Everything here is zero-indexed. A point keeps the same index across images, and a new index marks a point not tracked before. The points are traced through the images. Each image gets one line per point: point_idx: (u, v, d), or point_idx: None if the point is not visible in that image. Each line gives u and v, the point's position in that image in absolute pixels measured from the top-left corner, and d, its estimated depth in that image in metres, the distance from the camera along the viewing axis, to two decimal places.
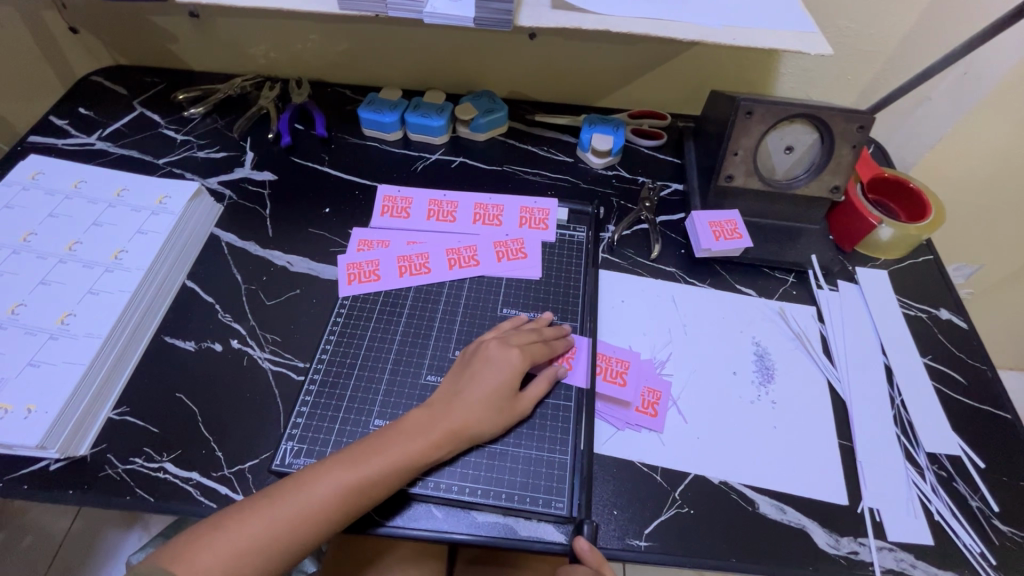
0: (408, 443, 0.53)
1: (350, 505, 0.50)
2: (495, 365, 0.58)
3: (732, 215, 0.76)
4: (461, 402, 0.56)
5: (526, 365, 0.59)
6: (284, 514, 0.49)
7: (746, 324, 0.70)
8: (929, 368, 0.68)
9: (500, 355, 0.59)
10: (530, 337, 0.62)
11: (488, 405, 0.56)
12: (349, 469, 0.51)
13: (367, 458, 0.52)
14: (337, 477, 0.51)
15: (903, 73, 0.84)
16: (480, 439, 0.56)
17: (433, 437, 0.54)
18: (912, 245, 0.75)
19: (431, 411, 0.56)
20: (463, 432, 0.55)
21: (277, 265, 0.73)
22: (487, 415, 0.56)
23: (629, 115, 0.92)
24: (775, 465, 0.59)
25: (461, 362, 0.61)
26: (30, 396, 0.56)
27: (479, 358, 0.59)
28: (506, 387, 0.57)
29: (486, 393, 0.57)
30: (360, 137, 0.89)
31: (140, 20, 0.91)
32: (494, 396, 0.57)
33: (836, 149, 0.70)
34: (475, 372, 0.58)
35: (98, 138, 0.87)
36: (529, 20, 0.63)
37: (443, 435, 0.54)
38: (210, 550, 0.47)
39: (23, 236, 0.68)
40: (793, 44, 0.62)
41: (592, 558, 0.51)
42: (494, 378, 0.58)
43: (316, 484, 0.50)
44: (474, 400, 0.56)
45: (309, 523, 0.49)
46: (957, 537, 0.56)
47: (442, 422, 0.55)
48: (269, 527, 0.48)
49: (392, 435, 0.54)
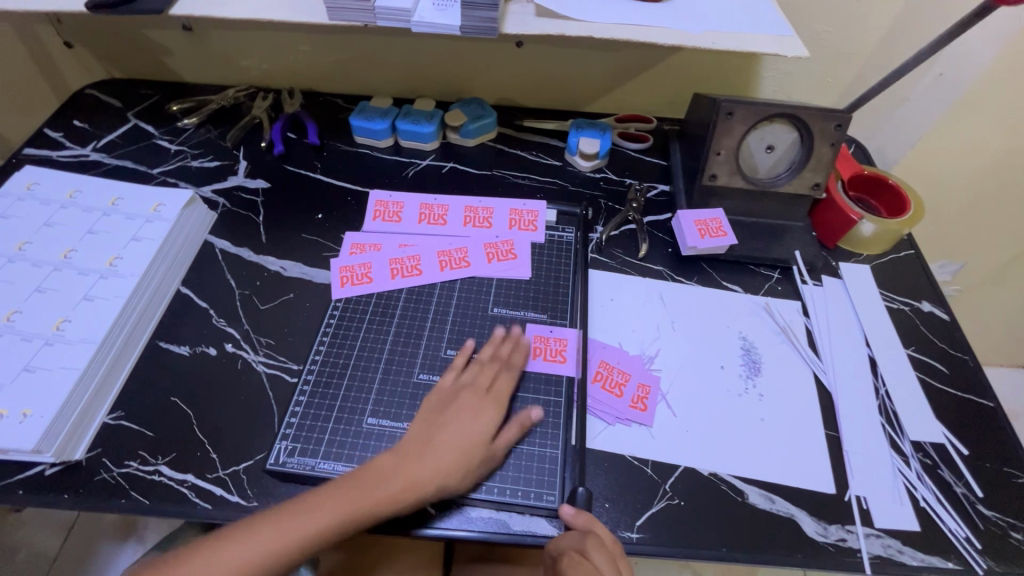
0: (383, 486, 0.53)
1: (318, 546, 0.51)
2: (467, 411, 0.58)
3: (717, 213, 0.78)
4: (432, 451, 0.55)
5: (495, 410, 0.59)
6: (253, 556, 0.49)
7: (733, 320, 0.71)
8: (912, 359, 0.69)
9: (476, 402, 0.59)
10: (495, 373, 0.62)
11: (458, 456, 0.55)
12: (322, 509, 0.51)
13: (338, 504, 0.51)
14: (308, 517, 0.51)
15: (882, 74, 0.86)
16: (452, 487, 0.54)
17: (406, 483, 0.53)
18: (893, 239, 0.77)
19: (400, 459, 0.55)
20: (435, 480, 0.54)
21: (270, 270, 0.74)
22: (460, 465, 0.55)
23: (615, 119, 0.94)
24: (762, 455, 0.60)
25: (431, 406, 0.59)
26: (25, 401, 0.56)
27: (454, 403, 0.59)
28: (479, 433, 0.57)
29: (460, 440, 0.56)
30: (351, 145, 0.91)
31: (134, 35, 0.92)
32: (467, 446, 0.56)
33: (816, 147, 0.72)
34: (450, 416, 0.58)
35: (93, 149, 0.88)
36: (513, 28, 0.66)
37: (411, 483, 0.53)
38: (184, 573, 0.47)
39: (19, 245, 0.69)
40: (771, 47, 0.64)
41: (578, 519, 0.52)
42: (468, 425, 0.57)
43: (288, 526, 0.50)
44: (447, 447, 0.56)
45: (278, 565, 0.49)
46: (942, 523, 0.57)
47: (412, 469, 0.54)
48: (235, 573, 0.48)
49: (360, 479, 0.53)
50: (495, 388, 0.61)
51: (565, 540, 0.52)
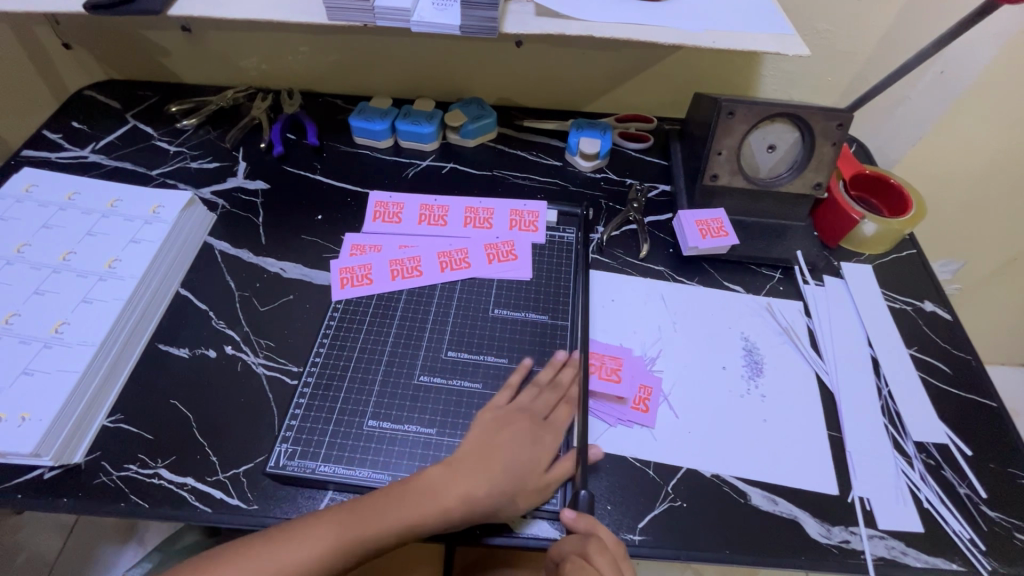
0: (425, 506, 0.52)
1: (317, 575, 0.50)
2: (524, 437, 0.57)
3: (718, 213, 0.77)
4: (483, 471, 0.54)
5: (553, 438, 0.59)
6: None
7: (735, 320, 0.71)
8: (914, 359, 0.69)
9: (537, 426, 0.59)
10: (554, 396, 0.61)
11: (507, 479, 0.54)
12: (351, 525, 0.51)
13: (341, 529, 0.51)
14: (334, 531, 0.50)
15: (883, 72, 0.85)
16: (498, 513, 0.53)
17: (454, 505, 0.52)
18: (894, 239, 0.77)
19: (450, 475, 0.54)
20: (483, 504, 0.53)
21: (270, 272, 0.74)
22: (508, 489, 0.54)
23: (616, 119, 0.94)
24: (765, 457, 0.60)
25: (489, 421, 0.58)
26: (24, 404, 0.56)
27: (513, 424, 0.58)
28: (533, 459, 0.56)
29: (513, 464, 0.55)
30: (351, 146, 0.90)
31: (133, 35, 0.92)
32: (521, 470, 0.55)
33: (817, 147, 0.71)
34: (506, 436, 0.57)
35: (92, 151, 0.88)
36: (513, 28, 0.66)
37: (455, 502, 0.52)
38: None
39: (17, 248, 0.69)
40: (772, 46, 0.64)
41: (580, 523, 0.52)
42: (521, 448, 0.56)
43: (286, 552, 0.49)
44: (499, 468, 0.55)
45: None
46: (946, 524, 0.57)
47: (457, 488, 0.53)
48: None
49: (404, 493, 0.53)
50: (553, 413, 0.60)
51: (567, 544, 0.51)
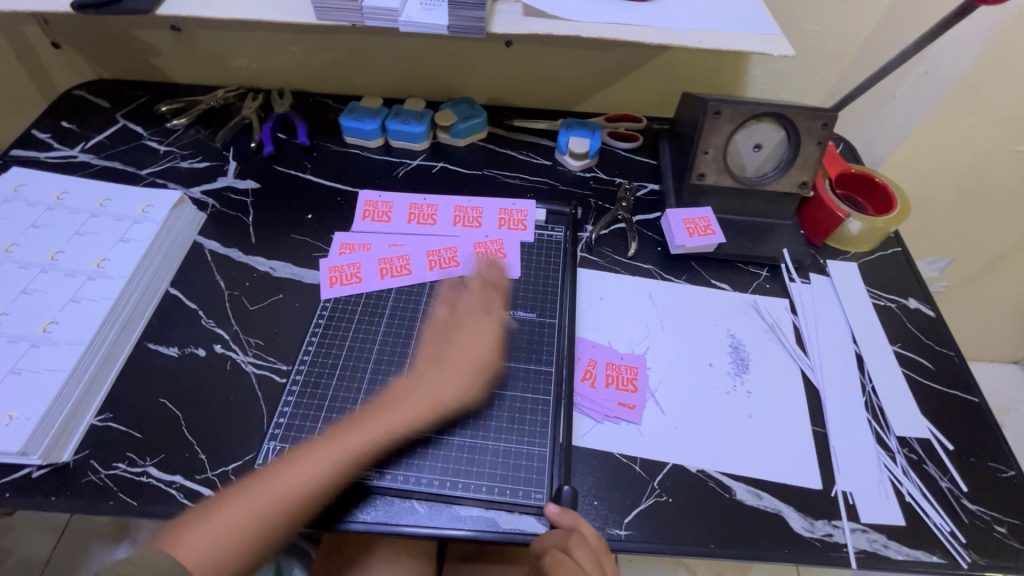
0: (400, 415, 0.58)
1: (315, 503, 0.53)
2: (473, 334, 0.63)
3: (705, 212, 0.78)
4: (447, 371, 0.61)
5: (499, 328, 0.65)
6: (245, 523, 0.49)
7: (722, 318, 0.72)
8: (898, 355, 0.70)
9: (484, 319, 0.65)
10: (488, 293, 0.68)
11: (474, 373, 0.61)
12: (338, 450, 0.54)
13: (332, 457, 0.54)
14: (323, 458, 0.54)
15: (869, 72, 0.86)
16: (465, 403, 0.60)
17: (427, 406, 0.59)
18: (879, 237, 0.78)
19: (418, 383, 0.60)
20: (450, 400, 0.60)
21: (259, 271, 0.74)
22: (472, 382, 0.61)
23: (605, 119, 0.95)
24: (750, 451, 0.61)
25: (440, 329, 0.65)
26: (12, 403, 0.56)
27: (462, 327, 0.64)
28: (488, 352, 0.63)
29: (470, 361, 0.61)
30: (341, 145, 0.91)
31: (123, 35, 0.92)
32: (473, 363, 0.62)
33: (802, 146, 0.72)
34: (457, 340, 0.63)
35: (81, 150, 0.88)
36: (500, 28, 0.66)
37: (430, 401, 0.59)
38: (202, 532, 0.48)
39: (5, 247, 0.69)
40: (756, 46, 0.64)
41: (563, 517, 0.52)
42: (474, 346, 0.63)
43: (276, 490, 0.51)
44: (459, 366, 0.61)
45: (281, 527, 0.51)
46: (927, 517, 0.57)
47: (433, 390, 0.60)
48: (254, 524, 0.50)
49: (381, 409, 0.58)
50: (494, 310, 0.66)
51: (549, 537, 0.52)
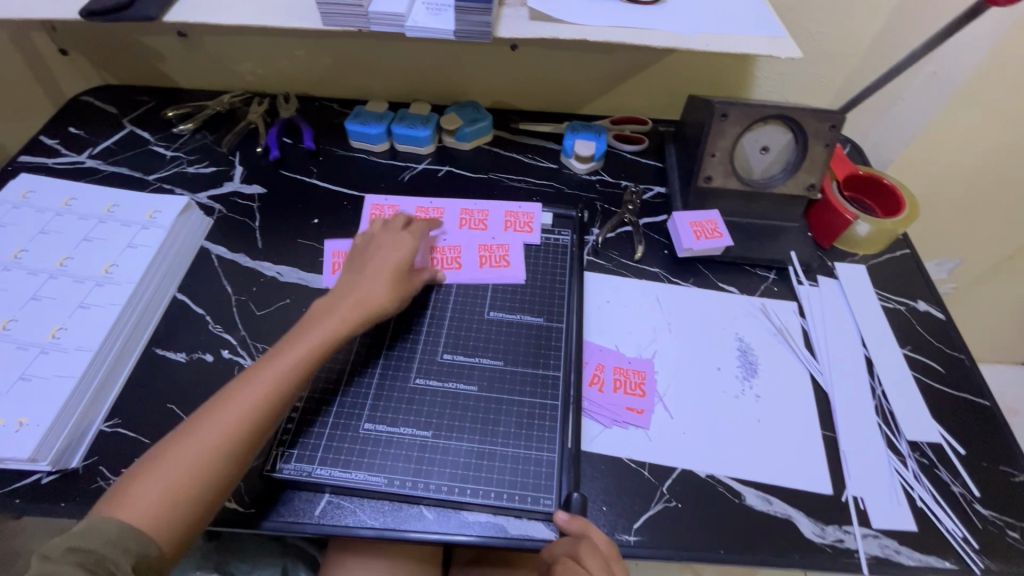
0: (323, 325, 0.59)
1: (260, 428, 0.53)
2: (384, 249, 0.66)
3: (712, 215, 0.78)
4: (366, 281, 0.63)
5: (410, 240, 0.68)
6: (191, 456, 0.49)
7: (730, 321, 0.71)
8: (908, 358, 0.69)
9: (395, 238, 0.68)
10: (399, 223, 0.71)
11: (393, 281, 0.64)
12: (268, 371, 0.55)
13: (263, 381, 0.54)
14: (256, 382, 0.54)
15: (876, 74, 0.86)
16: (389, 306, 0.63)
17: (349, 311, 0.61)
18: (888, 239, 0.77)
19: (340, 298, 0.62)
20: (372, 303, 0.62)
21: (266, 276, 0.74)
22: (392, 286, 0.64)
23: (610, 121, 0.95)
24: (759, 456, 0.60)
25: (351, 260, 0.67)
26: (22, 409, 0.56)
27: (373, 249, 0.67)
28: (401, 260, 0.66)
29: (386, 270, 0.64)
30: (347, 149, 0.91)
31: (129, 41, 0.92)
32: (388, 269, 0.64)
33: (810, 148, 0.72)
34: (370, 259, 0.66)
35: (89, 156, 0.88)
36: (506, 32, 0.66)
37: (356, 308, 0.61)
38: (146, 481, 0.48)
39: (14, 254, 0.69)
40: (764, 49, 0.64)
41: (572, 525, 0.52)
42: (387, 257, 0.65)
43: (209, 430, 0.51)
44: (376, 276, 0.64)
45: (230, 462, 0.50)
46: (939, 522, 0.57)
47: (353, 300, 0.61)
48: (201, 458, 0.49)
49: (307, 327, 0.60)
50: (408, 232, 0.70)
51: (559, 545, 0.52)
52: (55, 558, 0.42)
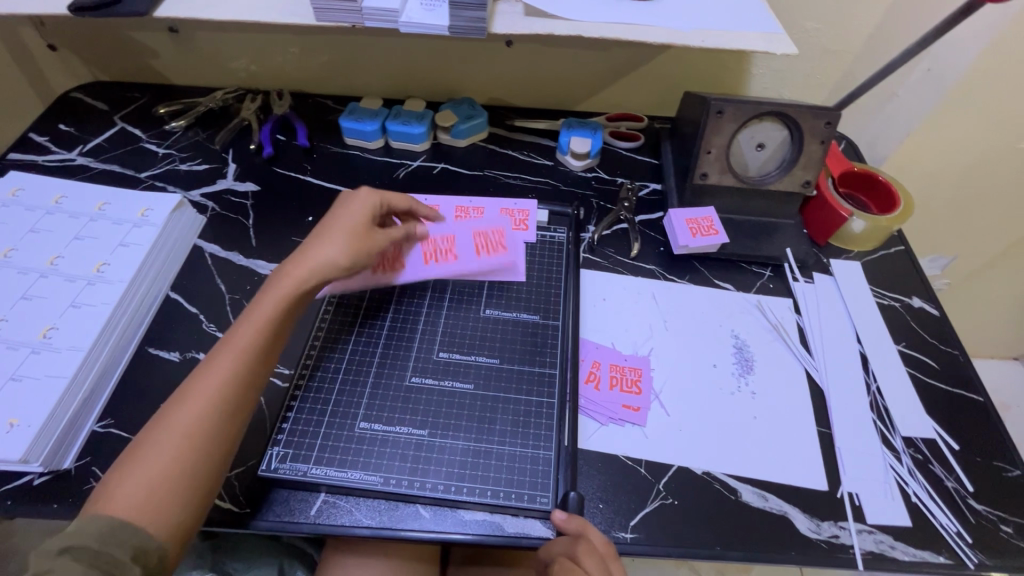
0: (279, 295, 0.57)
1: (226, 406, 0.52)
2: (340, 212, 0.64)
3: (708, 212, 0.78)
4: (319, 246, 0.61)
5: (367, 202, 0.65)
6: (168, 445, 0.48)
7: (726, 318, 0.72)
8: (903, 355, 0.70)
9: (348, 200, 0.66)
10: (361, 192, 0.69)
11: (349, 242, 0.62)
12: (231, 351, 0.54)
13: (222, 360, 0.53)
14: (218, 364, 0.53)
15: (871, 71, 0.86)
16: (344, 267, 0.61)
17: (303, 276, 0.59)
18: (883, 236, 0.77)
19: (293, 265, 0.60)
20: (326, 266, 0.60)
21: (260, 274, 0.74)
22: (347, 246, 0.61)
23: (607, 118, 0.94)
24: (754, 452, 0.61)
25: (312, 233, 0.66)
26: (12, 411, 0.56)
27: (331, 216, 0.64)
28: (356, 222, 0.63)
29: (339, 233, 0.62)
30: (341, 146, 0.90)
31: (120, 37, 0.91)
32: (343, 232, 0.62)
33: (806, 145, 0.72)
34: (327, 224, 0.63)
35: (79, 153, 0.87)
36: (502, 28, 0.65)
37: (311, 274, 0.59)
38: (127, 475, 0.47)
39: (4, 253, 0.68)
40: (760, 45, 0.64)
41: (570, 524, 0.52)
42: (342, 220, 0.63)
43: (178, 417, 0.50)
44: (330, 239, 0.61)
45: (210, 444, 0.50)
46: (934, 518, 0.57)
47: (303, 265, 0.59)
48: (177, 445, 0.49)
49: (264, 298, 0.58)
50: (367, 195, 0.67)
51: (558, 543, 0.52)
52: (47, 561, 0.41)
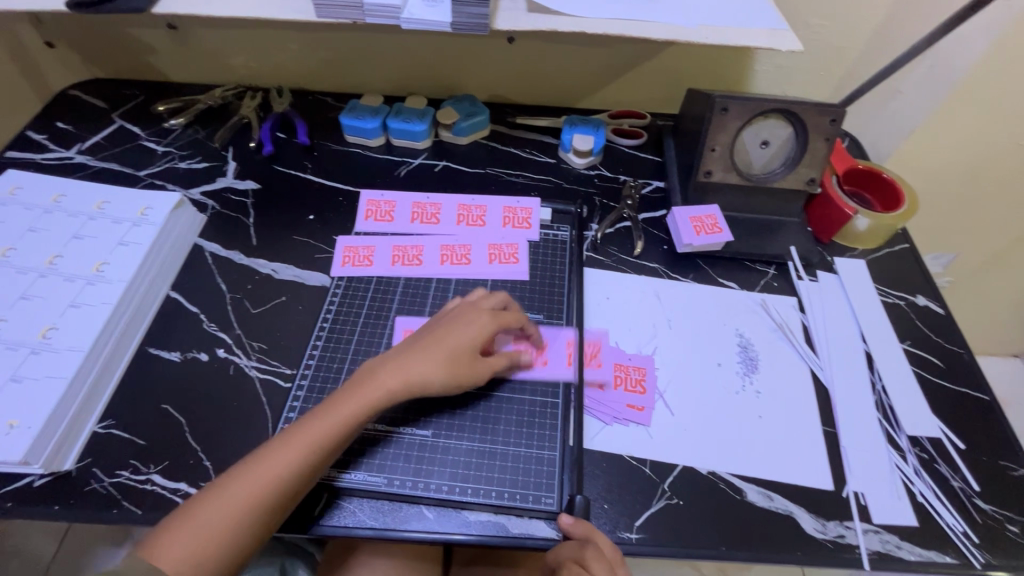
0: (364, 402, 0.55)
1: (279, 499, 0.50)
2: (461, 323, 0.60)
3: (712, 209, 0.77)
4: (420, 357, 0.57)
5: (491, 325, 0.60)
6: (219, 518, 0.48)
7: (731, 316, 0.71)
8: (908, 353, 0.69)
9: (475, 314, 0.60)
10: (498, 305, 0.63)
11: (449, 365, 0.57)
12: (302, 445, 0.52)
13: (288, 449, 0.51)
14: (289, 453, 0.51)
15: (875, 68, 0.86)
16: (433, 390, 0.57)
17: (393, 387, 0.56)
18: (888, 233, 0.77)
19: (389, 366, 0.57)
20: (418, 382, 0.56)
21: (261, 274, 0.73)
22: (443, 374, 0.57)
23: (609, 115, 0.94)
24: (760, 452, 0.60)
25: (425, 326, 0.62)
26: (12, 412, 0.55)
27: (453, 323, 0.60)
28: (471, 342, 0.58)
29: (446, 350, 0.58)
30: (342, 144, 0.89)
31: (118, 33, 0.90)
32: (450, 350, 0.58)
33: (811, 142, 0.71)
34: (441, 332, 0.59)
35: (78, 151, 0.86)
36: (504, 24, 0.65)
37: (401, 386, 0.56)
38: (177, 536, 0.47)
39: (2, 252, 0.67)
40: (764, 41, 0.64)
41: (577, 529, 0.52)
42: (457, 332, 0.59)
43: (232, 492, 0.49)
44: (433, 354, 0.57)
45: (253, 528, 0.49)
46: (940, 516, 0.57)
47: (397, 376, 0.56)
48: (224, 521, 0.48)
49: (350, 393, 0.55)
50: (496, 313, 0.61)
51: (563, 547, 0.52)
52: None
